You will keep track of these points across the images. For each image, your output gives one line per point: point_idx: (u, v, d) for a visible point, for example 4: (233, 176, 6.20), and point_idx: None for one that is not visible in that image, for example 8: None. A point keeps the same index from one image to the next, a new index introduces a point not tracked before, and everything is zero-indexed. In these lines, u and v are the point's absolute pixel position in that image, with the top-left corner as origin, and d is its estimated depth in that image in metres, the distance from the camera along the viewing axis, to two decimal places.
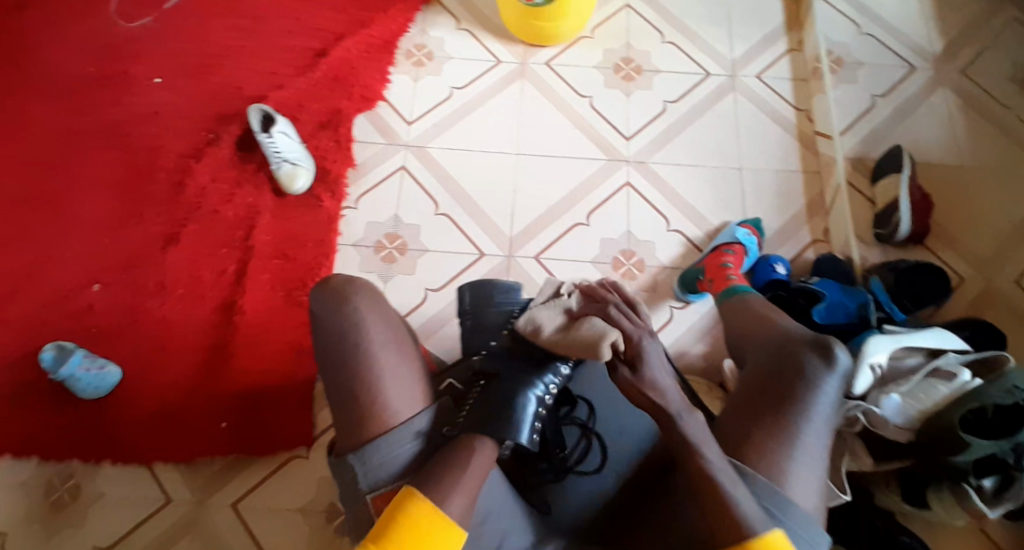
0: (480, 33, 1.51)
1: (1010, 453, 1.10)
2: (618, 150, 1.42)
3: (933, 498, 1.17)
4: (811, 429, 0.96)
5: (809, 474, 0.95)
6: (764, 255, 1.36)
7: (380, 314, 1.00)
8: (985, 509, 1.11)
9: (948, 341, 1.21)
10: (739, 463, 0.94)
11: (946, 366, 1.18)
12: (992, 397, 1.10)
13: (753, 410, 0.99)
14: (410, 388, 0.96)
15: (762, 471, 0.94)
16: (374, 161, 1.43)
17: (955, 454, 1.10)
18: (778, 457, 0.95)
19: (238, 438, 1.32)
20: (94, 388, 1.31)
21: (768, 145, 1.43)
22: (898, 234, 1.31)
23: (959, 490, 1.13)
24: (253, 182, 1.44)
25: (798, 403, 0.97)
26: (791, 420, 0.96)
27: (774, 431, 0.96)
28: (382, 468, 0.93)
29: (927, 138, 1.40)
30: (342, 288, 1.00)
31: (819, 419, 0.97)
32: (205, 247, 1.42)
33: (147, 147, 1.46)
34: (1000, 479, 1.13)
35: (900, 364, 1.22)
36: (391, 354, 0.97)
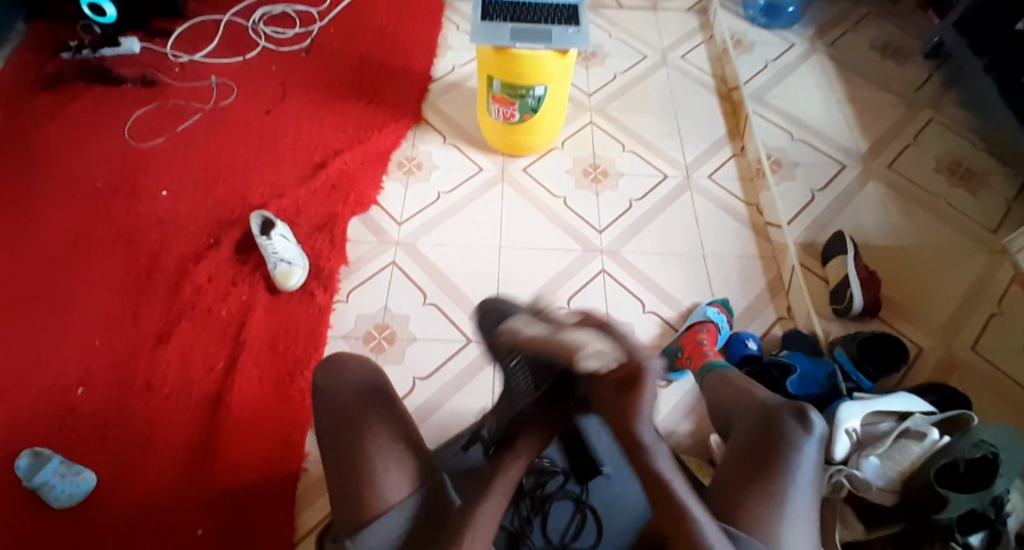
0: (464, 147, 1.68)
1: (990, 506, 1.13)
2: (593, 242, 1.54)
3: None
4: (797, 490, 1.02)
5: (801, 534, 1.00)
6: (736, 333, 1.45)
7: (371, 394, 1.11)
8: None
9: (914, 404, 1.27)
10: (732, 530, 0.98)
11: (915, 427, 1.24)
12: (962, 452, 1.15)
13: (744, 476, 1.04)
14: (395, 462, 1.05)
15: (756, 535, 0.99)
16: (367, 258, 1.53)
17: (939, 512, 1.13)
18: (769, 518, 1.00)
19: (216, 544, 1.27)
20: (68, 496, 1.28)
21: (727, 235, 1.57)
22: (853, 308, 1.42)
23: None
24: (249, 280, 1.51)
25: (783, 468, 1.03)
26: (779, 481, 1.02)
27: (764, 495, 1.01)
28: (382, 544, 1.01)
29: (867, 223, 1.56)
30: (336, 366, 1.13)
31: (801, 479, 1.03)
32: (197, 345, 1.45)
33: (147, 254, 1.54)
34: (987, 535, 1.14)
35: (874, 429, 1.27)
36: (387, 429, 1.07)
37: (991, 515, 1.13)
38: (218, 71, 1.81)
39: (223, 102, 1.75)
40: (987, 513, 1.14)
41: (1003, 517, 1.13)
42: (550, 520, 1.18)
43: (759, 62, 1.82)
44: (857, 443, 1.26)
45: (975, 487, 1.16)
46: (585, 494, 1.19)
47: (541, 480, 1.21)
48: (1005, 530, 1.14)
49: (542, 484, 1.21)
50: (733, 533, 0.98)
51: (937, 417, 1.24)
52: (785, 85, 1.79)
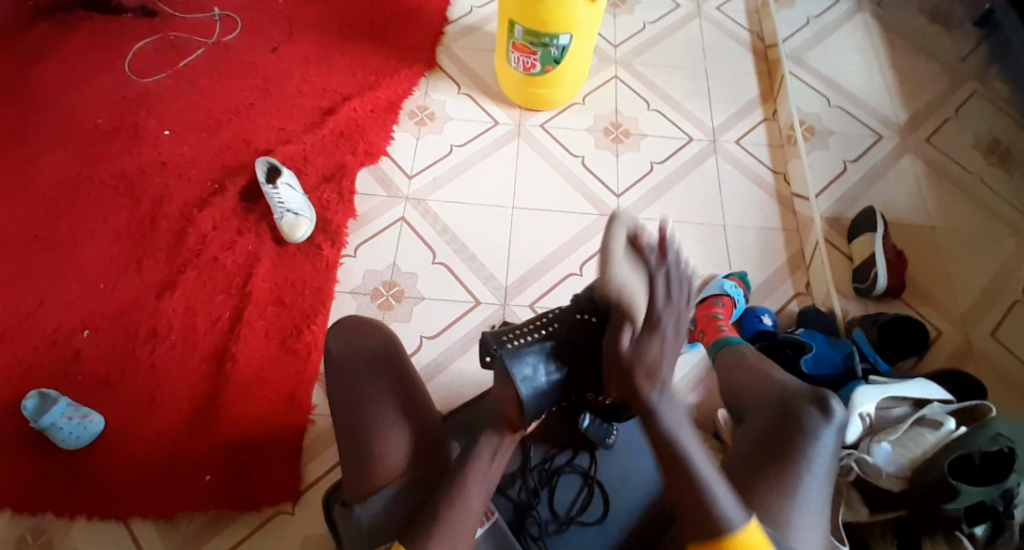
0: (480, 97, 1.61)
1: (1000, 499, 1.09)
2: (610, 206, 1.49)
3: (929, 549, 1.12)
4: (812, 480, 0.98)
5: (814, 523, 0.96)
6: (751, 307, 1.40)
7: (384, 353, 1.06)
8: None
9: (932, 392, 1.24)
10: None
11: (931, 415, 1.20)
12: (978, 446, 1.12)
13: (758, 460, 1.00)
14: (403, 432, 1.00)
15: (767, 524, 0.94)
16: (374, 213, 1.48)
17: (948, 502, 1.09)
18: (780, 509, 0.95)
19: (222, 492, 1.28)
20: (75, 438, 1.28)
21: (750, 204, 1.51)
22: (876, 287, 1.37)
23: (953, 539, 1.10)
24: (254, 230, 1.47)
25: (800, 456, 0.99)
26: (794, 470, 0.98)
27: (776, 481, 0.97)
28: (382, 519, 0.97)
29: (898, 200, 1.50)
30: (355, 328, 1.09)
31: (817, 469, 0.98)
32: (201, 295, 1.42)
33: (151, 198, 1.49)
34: (991, 526, 1.10)
35: (888, 414, 1.25)
36: (389, 394, 1.03)
37: (998, 508, 1.09)
38: (224, 4, 1.72)
39: (227, 37, 1.67)
40: (995, 505, 1.10)
41: (1011, 510, 1.09)
42: (557, 493, 1.11)
43: (798, 19, 1.73)
44: (869, 427, 1.24)
45: (986, 480, 1.12)
46: (594, 470, 1.13)
47: (549, 453, 1.13)
48: (1011, 524, 1.10)
49: (550, 458, 1.14)
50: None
51: (954, 406, 1.21)
52: (823, 46, 1.70)
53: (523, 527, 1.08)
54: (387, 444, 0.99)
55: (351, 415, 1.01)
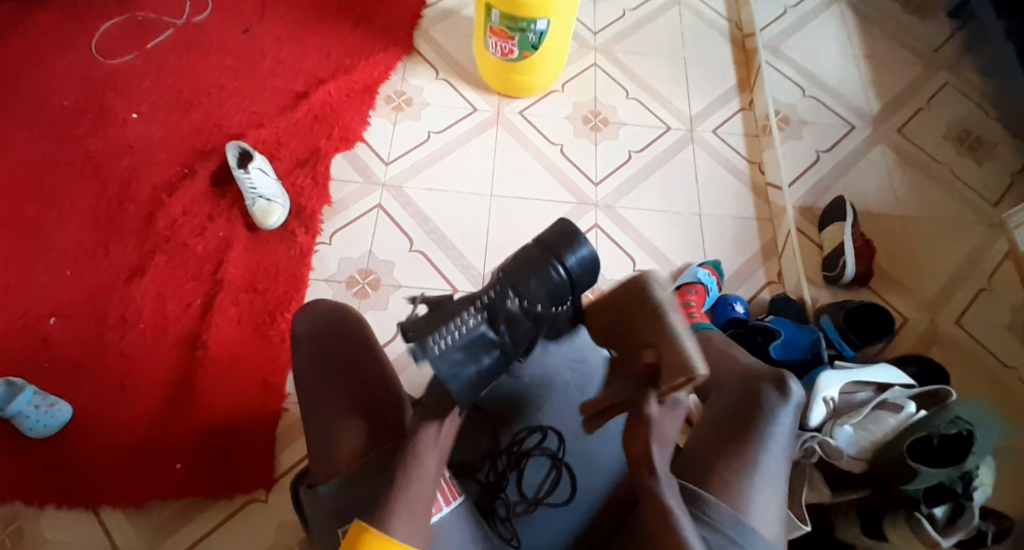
0: (457, 82, 1.59)
1: (958, 480, 1.12)
2: (587, 195, 1.49)
3: (890, 527, 1.14)
4: (772, 457, 0.98)
5: (773, 499, 0.97)
6: (724, 295, 1.43)
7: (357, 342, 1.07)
8: (938, 537, 1.08)
9: (893, 378, 1.28)
10: (704, 494, 0.95)
11: (892, 398, 1.24)
12: (937, 428, 1.15)
13: (719, 439, 1.01)
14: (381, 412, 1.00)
15: (727, 501, 0.95)
16: (351, 199, 1.46)
17: (907, 483, 1.13)
18: (741, 485, 0.96)
19: (193, 480, 1.28)
20: (42, 426, 1.28)
21: (726, 194, 1.52)
22: (844, 275, 1.40)
23: (913, 519, 1.11)
24: (226, 216, 1.44)
25: (759, 434, 1.00)
26: (754, 448, 0.99)
27: (737, 459, 0.98)
28: (348, 496, 0.93)
29: (869, 190, 1.52)
30: (328, 313, 1.09)
31: (777, 446, 1.00)
32: (172, 281, 1.40)
33: (119, 181, 1.46)
34: (951, 508, 1.12)
35: (851, 398, 1.28)
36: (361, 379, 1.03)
37: (957, 489, 1.12)
38: None
39: (198, 17, 1.63)
40: (953, 487, 1.12)
41: (970, 491, 1.11)
42: (526, 474, 1.07)
43: (776, 7, 1.74)
44: (833, 411, 1.27)
45: (946, 462, 1.15)
46: (563, 451, 1.08)
47: (517, 436, 1.08)
48: (971, 505, 1.11)
49: (519, 440, 1.08)
50: (703, 498, 0.95)
51: (914, 390, 1.25)
52: (801, 36, 1.71)
53: (492, 510, 1.05)
54: (364, 422, 0.99)
55: (325, 398, 1.01)
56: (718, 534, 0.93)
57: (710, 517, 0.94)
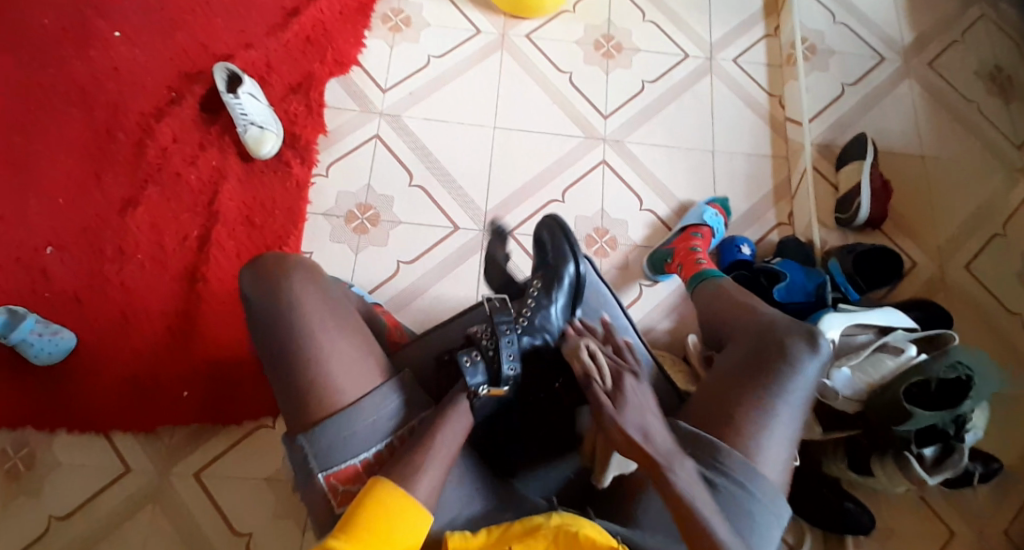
0: (459, 1, 1.49)
1: (951, 423, 1.15)
2: (596, 129, 1.43)
3: (877, 465, 1.22)
4: (786, 410, 0.95)
5: (781, 449, 0.95)
6: (731, 237, 1.39)
7: (320, 291, 0.99)
8: (923, 476, 1.15)
9: (896, 320, 1.26)
10: (716, 443, 0.93)
11: (894, 341, 1.22)
12: (935, 372, 1.15)
13: (734, 386, 0.97)
14: (356, 363, 0.97)
15: (738, 450, 0.93)
16: (347, 129, 1.40)
17: (899, 424, 1.16)
18: (753, 436, 0.94)
19: (201, 408, 1.30)
20: (47, 354, 1.27)
21: (742, 129, 1.45)
22: (858, 217, 1.36)
23: (902, 459, 1.17)
24: (218, 144, 1.39)
25: (777, 386, 0.96)
26: (768, 397, 0.95)
27: (751, 410, 0.94)
28: (343, 447, 0.93)
29: (892, 128, 1.44)
30: (277, 272, 0.99)
31: (793, 399, 0.96)
32: (167, 211, 1.36)
33: (105, 107, 1.39)
34: (941, 448, 1.17)
35: (852, 340, 1.26)
36: (330, 335, 0.97)
37: (949, 431, 1.15)
38: None
39: None
40: (946, 429, 1.15)
41: (961, 434, 1.15)
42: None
43: None
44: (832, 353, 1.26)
45: (941, 405, 1.17)
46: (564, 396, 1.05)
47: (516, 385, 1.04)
48: (960, 446, 1.15)
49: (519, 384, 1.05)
50: (715, 446, 0.93)
51: (916, 334, 1.23)
52: None
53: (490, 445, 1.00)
54: (337, 374, 0.95)
55: (289, 355, 0.95)
56: (728, 480, 0.91)
57: (722, 466, 0.92)
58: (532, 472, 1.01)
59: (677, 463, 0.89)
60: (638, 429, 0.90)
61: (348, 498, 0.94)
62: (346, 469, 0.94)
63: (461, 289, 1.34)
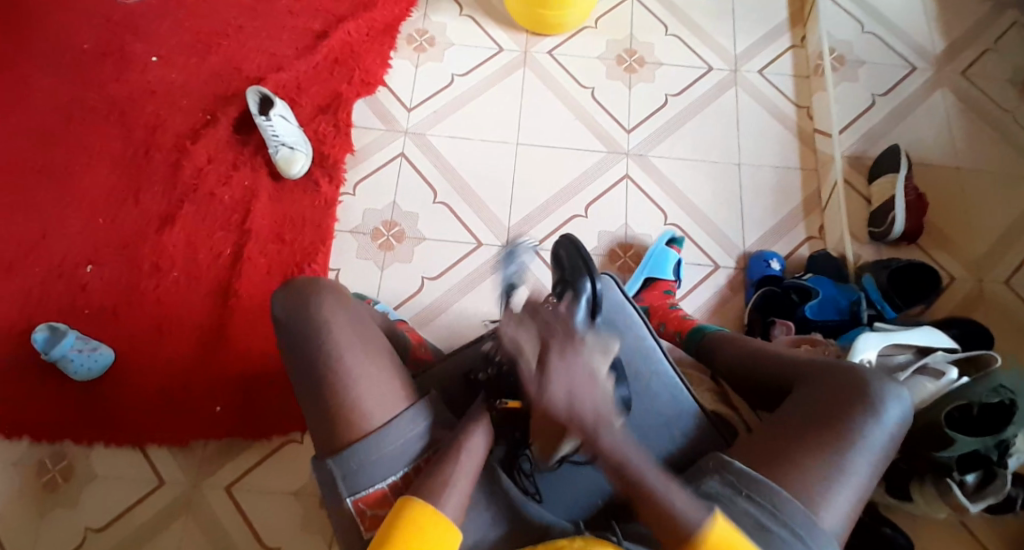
0: (482, 20, 1.51)
1: (994, 449, 1.14)
2: (619, 143, 1.42)
3: (916, 490, 1.21)
4: (853, 460, 0.93)
5: (844, 502, 0.93)
6: (759, 252, 1.37)
7: (349, 317, 1.03)
8: (965, 503, 1.13)
9: (936, 341, 1.23)
10: (774, 488, 0.92)
11: (934, 363, 1.20)
12: (979, 396, 1.13)
13: (797, 433, 0.96)
14: (383, 386, 1.00)
15: (797, 498, 0.91)
16: (373, 148, 1.43)
17: (940, 450, 1.15)
18: (815, 484, 0.92)
19: (233, 422, 1.33)
20: (86, 370, 1.32)
21: (770, 141, 1.43)
22: (892, 231, 1.32)
23: (941, 484, 1.17)
24: (250, 165, 1.42)
25: (845, 437, 0.94)
26: (835, 447, 0.94)
27: (813, 458, 0.93)
28: (374, 466, 0.97)
29: (926, 138, 1.41)
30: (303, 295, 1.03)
31: (867, 451, 0.94)
32: (202, 229, 1.39)
33: (145, 129, 1.45)
34: (983, 474, 1.16)
35: (890, 361, 1.22)
36: (355, 354, 1.00)
37: (992, 457, 1.15)
38: None
39: None
40: (988, 454, 1.15)
41: (1004, 459, 1.14)
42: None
43: None
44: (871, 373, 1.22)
45: (983, 429, 1.17)
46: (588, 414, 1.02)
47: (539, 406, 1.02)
48: (1003, 472, 1.14)
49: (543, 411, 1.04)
50: (773, 491, 0.91)
51: (957, 355, 1.20)
52: None
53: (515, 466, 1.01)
54: (365, 397, 0.99)
55: (319, 377, 0.99)
56: (786, 529, 0.90)
57: (780, 513, 0.90)
58: (558, 493, 1.03)
59: (604, 424, 0.87)
60: (564, 393, 0.87)
61: (376, 521, 0.98)
62: (374, 493, 0.97)
63: (484, 306, 1.35)
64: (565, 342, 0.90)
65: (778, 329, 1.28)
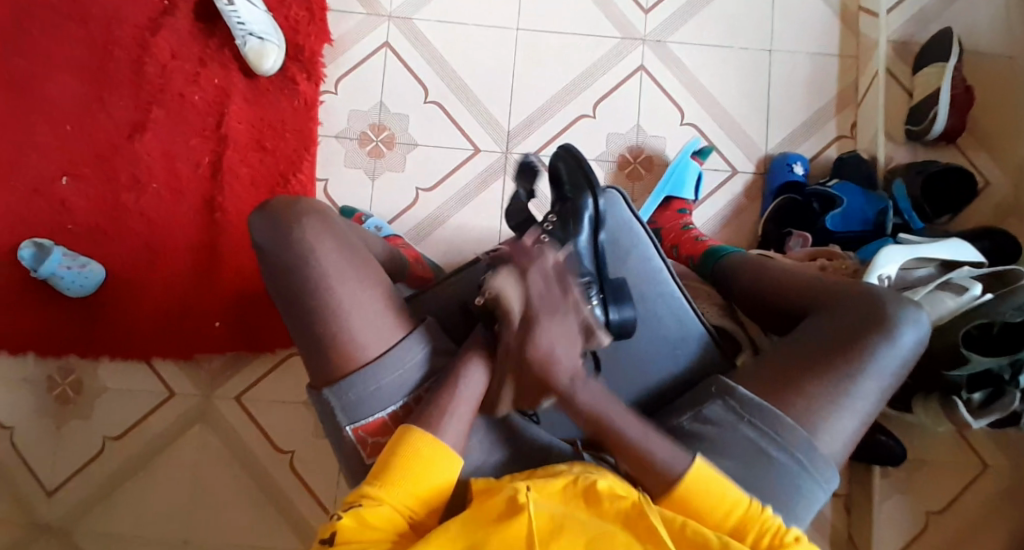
0: None
1: (1007, 368, 1.09)
2: (635, 28, 1.27)
3: (920, 404, 1.18)
4: (866, 385, 0.85)
5: (851, 426, 0.85)
6: (783, 154, 1.24)
7: (336, 241, 0.88)
8: (967, 419, 1.11)
9: (963, 254, 1.12)
10: (777, 416, 0.84)
11: (957, 279, 1.09)
12: (1002, 315, 1.05)
13: (808, 355, 0.87)
14: (379, 316, 0.87)
15: (800, 426, 0.84)
16: (352, 37, 1.29)
17: (952, 368, 1.11)
18: (822, 411, 0.84)
19: (233, 337, 1.30)
20: (80, 287, 1.27)
21: (805, 20, 1.27)
22: (932, 130, 1.19)
23: (947, 401, 1.14)
24: (218, 60, 1.29)
25: (861, 360, 0.85)
26: (850, 372, 0.85)
27: (824, 384, 0.85)
28: (371, 396, 0.87)
29: (981, 20, 1.24)
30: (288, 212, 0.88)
31: (881, 376, 0.85)
32: (176, 135, 1.29)
33: (98, 19, 1.30)
34: (991, 392, 1.11)
35: (909, 275, 1.12)
36: (349, 281, 0.87)
37: (1004, 376, 1.09)
38: None
39: None
40: (1001, 373, 1.10)
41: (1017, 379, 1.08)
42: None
43: None
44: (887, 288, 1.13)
45: (1000, 349, 1.11)
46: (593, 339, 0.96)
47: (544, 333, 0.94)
48: (1014, 391, 1.09)
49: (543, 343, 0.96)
50: (776, 417, 0.84)
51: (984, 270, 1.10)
52: None
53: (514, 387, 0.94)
54: (359, 330, 0.86)
55: (310, 332, 0.87)
56: (785, 455, 0.83)
57: (781, 439, 0.83)
58: (559, 415, 0.96)
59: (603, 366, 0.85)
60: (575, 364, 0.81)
61: (379, 448, 0.88)
62: (373, 423, 0.87)
63: (483, 218, 1.26)
64: (556, 290, 0.80)
65: (794, 242, 1.18)
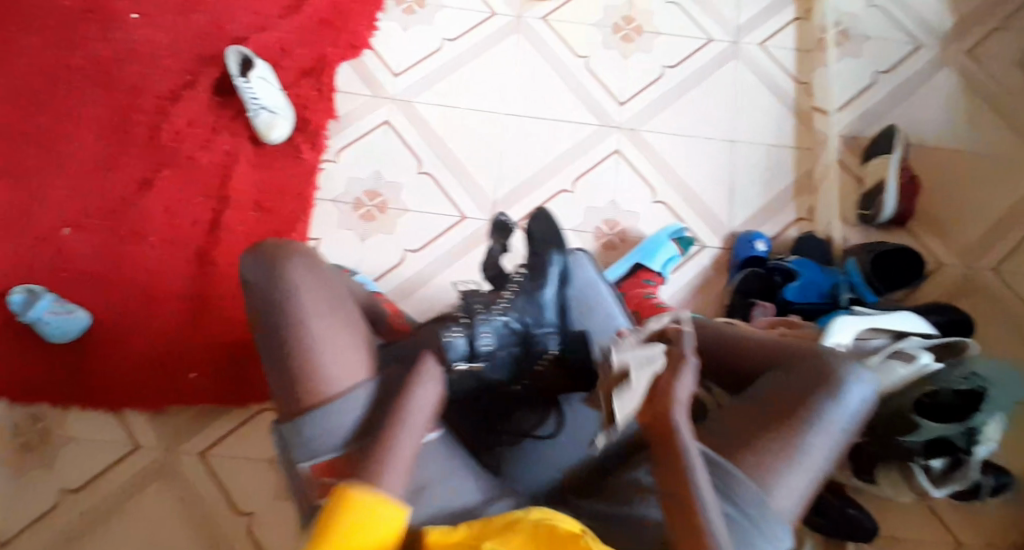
0: None
1: (962, 435, 1.05)
2: (611, 116, 1.40)
3: (882, 476, 1.13)
4: (815, 440, 0.84)
5: (799, 484, 0.83)
6: (745, 231, 1.31)
7: (318, 281, 0.86)
8: (928, 487, 1.07)
9: (911, 324, 1.11)
10: (730, 468, 0.82)
11: (907, 348, 1.07)
12: (949, 382, 1.05)
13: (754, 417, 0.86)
14: (351, 353, 0.84)
15: (749, 477, 0.82)
16: (356, 115, 1.41)
17: (907, 434, 1.06)
18: (772, 464, 0.82)
19: (205, 389, 1.29)
20: (62, 332, 1.28)
21: (765, 117, 1.40)
22: (882, 214, 1.27)
23: (907, 469, 1.09)
24: (230, 129, 1.40)
25: (806, 417, 0.85)
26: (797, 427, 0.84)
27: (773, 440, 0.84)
28: (333, 437, 0.81)
29: (927, 119, 1.37)
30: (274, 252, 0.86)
31: (828, 432, 0.85)
32: (181, 194, 1.37)
33: (125, 89, 1.43)
34: (950, 461, 1.07)
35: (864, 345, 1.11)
36: (327, 319, 0.84)
37: (958, 444, 1.05)
38: None
39: None
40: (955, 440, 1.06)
41: (971, 446, 1.04)
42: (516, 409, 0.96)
43: None
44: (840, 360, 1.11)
45: (954, 416, 1.07)
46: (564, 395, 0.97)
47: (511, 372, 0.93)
48: (970, 459, 1.05)
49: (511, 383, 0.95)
50: (726, 468, 0.82)
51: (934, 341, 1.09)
52: None
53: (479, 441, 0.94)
54: (331, 366, 0.82)
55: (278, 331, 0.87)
56: (737, 509, 0.80)
57: (734, 494, 0.81)
58: (523, 469, 0.95)
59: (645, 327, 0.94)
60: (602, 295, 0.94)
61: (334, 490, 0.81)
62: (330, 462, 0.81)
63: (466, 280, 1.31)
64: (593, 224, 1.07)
65: (758, 310, 1.22)
